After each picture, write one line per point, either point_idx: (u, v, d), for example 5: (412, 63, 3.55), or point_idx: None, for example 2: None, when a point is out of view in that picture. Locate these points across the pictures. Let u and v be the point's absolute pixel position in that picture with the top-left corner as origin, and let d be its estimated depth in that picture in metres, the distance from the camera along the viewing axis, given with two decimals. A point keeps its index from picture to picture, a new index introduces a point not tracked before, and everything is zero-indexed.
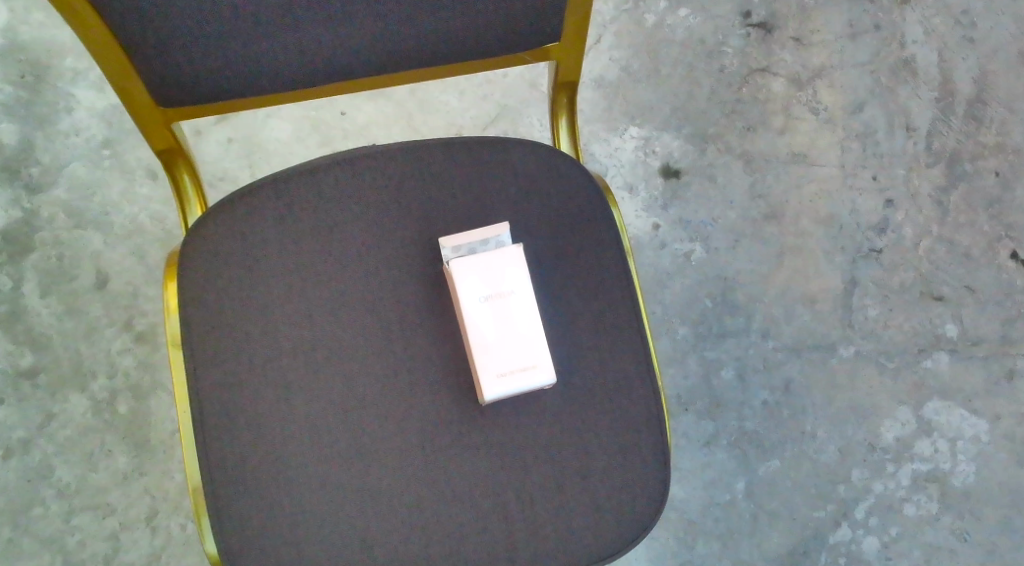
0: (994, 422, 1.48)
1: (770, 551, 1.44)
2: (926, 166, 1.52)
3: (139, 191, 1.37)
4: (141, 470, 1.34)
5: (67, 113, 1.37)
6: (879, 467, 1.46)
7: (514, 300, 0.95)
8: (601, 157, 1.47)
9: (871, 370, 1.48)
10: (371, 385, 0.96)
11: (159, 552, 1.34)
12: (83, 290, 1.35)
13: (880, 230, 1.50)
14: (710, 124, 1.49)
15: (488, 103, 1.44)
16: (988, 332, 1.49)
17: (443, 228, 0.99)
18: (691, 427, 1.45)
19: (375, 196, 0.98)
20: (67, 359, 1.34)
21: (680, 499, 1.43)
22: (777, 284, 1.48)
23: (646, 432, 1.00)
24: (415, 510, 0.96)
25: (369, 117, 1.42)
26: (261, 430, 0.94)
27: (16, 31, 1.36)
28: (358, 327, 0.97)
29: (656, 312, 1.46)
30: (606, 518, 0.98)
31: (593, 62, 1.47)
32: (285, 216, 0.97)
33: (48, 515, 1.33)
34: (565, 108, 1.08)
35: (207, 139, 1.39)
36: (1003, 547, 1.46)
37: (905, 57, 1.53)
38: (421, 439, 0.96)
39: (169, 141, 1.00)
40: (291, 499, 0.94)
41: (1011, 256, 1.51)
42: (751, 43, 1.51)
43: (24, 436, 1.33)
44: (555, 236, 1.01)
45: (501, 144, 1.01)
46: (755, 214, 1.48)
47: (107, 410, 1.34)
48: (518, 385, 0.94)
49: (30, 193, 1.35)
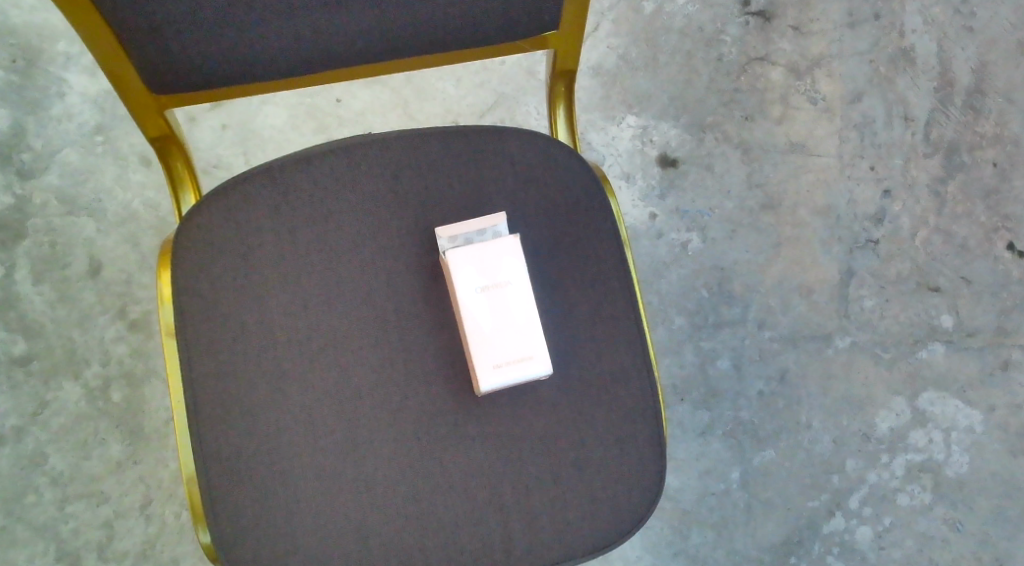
0: (989, 413, 1.48)
1: (764, 541, 1.44)
2: (924, 156, 1.51)
3: (133, 177, 1.36)
4: (135, 458, 1.34)
5: (59, 98, 1.36)
6: (873, 457, 1.46)
7: (511, 290, 0.94)
8: (598, 145, 1.46)
9: (866, 361, 1.48)
10: (366, 375, 0.96)
11: (153, 541, 1.34)
12: (76, 277, 1.34)
13: (878, 220, 1.50)
14: (708, 113, 1.48)
15: (484, 91, 1.43)
16: (983, 323, 1.49)
17: (439, 217, 0.98)
18: (687, 416, 1.45)
19: (372, 185, 0.97)
20: (60, 346, 1.33)
21: (675, 488, 1.43)
22: (774, 274, 1.47)
23: (643, 424, 0.99)
24: (411, 502, 0.95)
25: (365, 104, 1.41)
26: (255, 421, 0.94)
27: (6, 13, 1.35)
28: (353, 318, 0.96)
29: (652, 301, 1.46)
30: (602, 510, 0.98)
31: (590, 50, 1.46)
32: (281, 205, 0.96)
33: (41, 503, 1.32)
34: (563, 98, 1.07)
35: (201, 126, 1.38)
36: (995, 538, 1.47)
37: (904, 46, 1.52)
38: (417, 430, 0.96)
39: (162, 128, 0.99)
40: (286, 490, 0.94)
41: (1008, 247, 1.51)
42: (750, 32, 1.50)
43: (17, 424, 1.32)
44: (552, 226, 1.00)
45: (498, 133, 1.00)
46: (752, 204, 1.48)
47: (101, 397, 1.33)
48: (514, 376, 0.93)
49: (23, 179, 1.34)
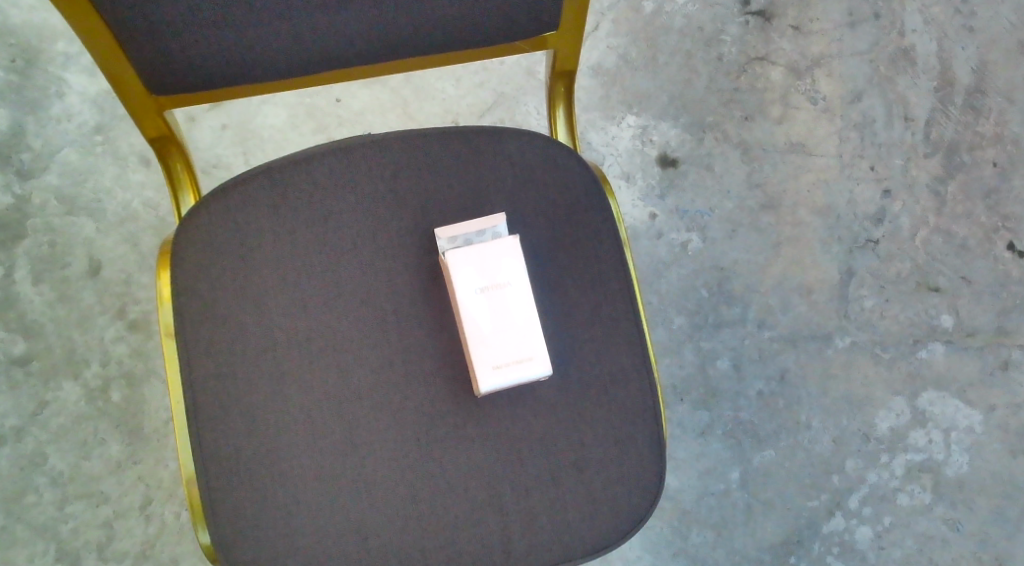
0: (989, 413, 1.48)
1: (764, 541, 1.44)
2: (924, 156, 1.51)
3: (133, 178, 1.36)
4: (135, 458, 1.34)
5: (59, 98, 1.36)
6: (873, 457, 1.46)
7: (511, 291, 0.94)
8: (598, 145, 1.46)
9: (866, 361, 1.48)
10: (366, 376, 0.96)
11: (153, 541, 1.34)
12: (76, 277, 1.34)
13: (878, 220, 1.50)
14: (708, 113, 1.48)
15: (484, 91, 1.43)
16: (983, 323, 1.49)
17: (438, 218, 0.98)
18: (687, 416, 1.45)
19: (371, 186, 0.97)
20: (59, 346, 1.33)
21: (674, 489, 1.43)
22: (774, 274, 1.47)
23: (643, 425, 0.99)
24: (411, 503, 0.95)
25: (365, 104, 1.41)
26: (255, 422, 0.94)
27: (6, 14, 1.34)
28: (353, 319, 0.96)
29: (652, 301, 1.46)
30: (601, 510, 0.98)
31: (590, 50, 1.46)
32: (280, 206, 0.96)
33: (41, 503, 1.32)
34: (563, 98, 1.07)
35: (200, 126, 1.38)
36: (995, 537, 1.47)
37: (904, 46, 1.52)
38: (416, 431, 0.96)
39: (161, 128, 0.99)
40: (285, 491, 0.94)
41: (1008, 247, 1.51)
42: (750, 31, 1.50)
43: (16, 424, 1.32)
44: (552, 226, 1.00)
45: (497, 134, 1.00)
46: (752, 204, 1.48)
47: (101, 397, 1.33)
48: (513, 377, 0.93)
49: (23, 179, 1.34)
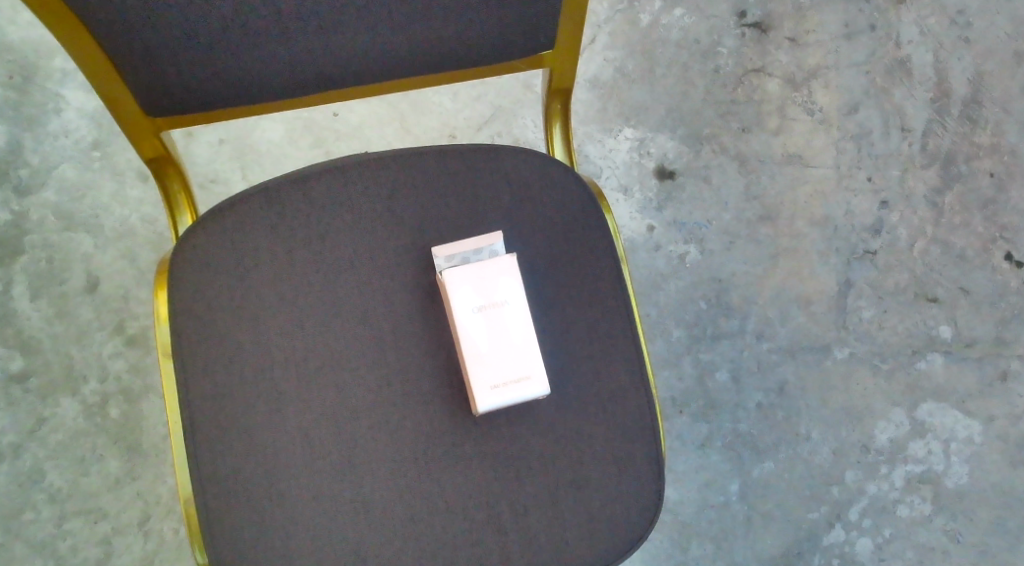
0: (988, 423, 1.48)
1: (763, 553, 1.44)
2: (921, 166, 1.51)
3: (131, 193, 1.36)
4: (133, 474, 1.33)
5: (56, 114, 1.36)
6: (873, 468, 1.46)
7: (508, 310, 0.94)
8: (595, 157, 1.46)
9: (864, 371, 1.48)
10: (363, 395, 0.96)
11: (152, 556, 1.33)
12: (74, 293, 1.34)
13: (875, 231, 1.50)
14: (705, 124, 1.48)
15: (482, 103, 1.43)
16: (982, 333, 1.49)
17: (435, 238, 0.98)
18: (686, 428, 1.44)
19: (369, 206, 0.97)
20: (57, 362, 1.33)
21: (674, 501, 1.43)
22: (772, 285, 1.47)
23: (641, 442, 0.99)
24: (409, 523, 0.95)
25: (363, 117, 1.41)
26: (252, 442, 0.93)
27: (4, 31, 1.34)
28: (350, 338, 0.96)
29: (650, 314, 1.46)
30: (600, 529, 0.98)
31: (587, 63, 1.46)
32: (278, 225, 0.96)
33: (39, 520, 1.32)
34: (559, 114, 1.07)
35: (198, 141, 1.38)
36: (995, 548, 1.46)
37: (900, 56, 1.52)
38: (414, 450, 0.96)
39: (158, 149, 0.99)
40: (283, 511, 0.93)
41: (1007, 257, 1.51)
42: (746, 44, 1.50)
43: (14, 440, 1.32)
44: (549, 243, 1.00)
45: (495, 152, 1.00)
46: (750, 215, 1.48)
47: (99, 413, 1.33)
48: (512, 396, 0.93)
49: (20, 196, 1.34)
